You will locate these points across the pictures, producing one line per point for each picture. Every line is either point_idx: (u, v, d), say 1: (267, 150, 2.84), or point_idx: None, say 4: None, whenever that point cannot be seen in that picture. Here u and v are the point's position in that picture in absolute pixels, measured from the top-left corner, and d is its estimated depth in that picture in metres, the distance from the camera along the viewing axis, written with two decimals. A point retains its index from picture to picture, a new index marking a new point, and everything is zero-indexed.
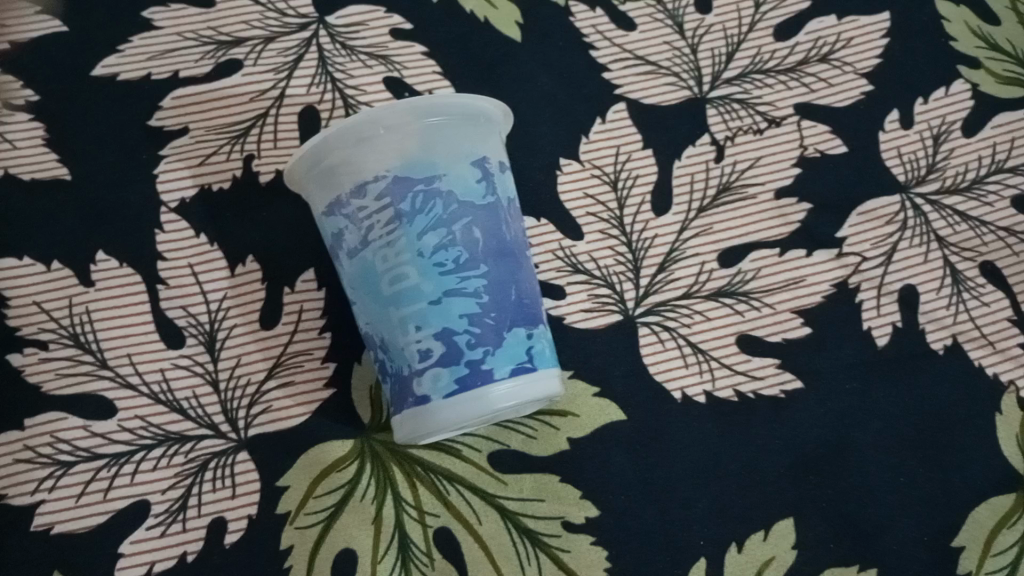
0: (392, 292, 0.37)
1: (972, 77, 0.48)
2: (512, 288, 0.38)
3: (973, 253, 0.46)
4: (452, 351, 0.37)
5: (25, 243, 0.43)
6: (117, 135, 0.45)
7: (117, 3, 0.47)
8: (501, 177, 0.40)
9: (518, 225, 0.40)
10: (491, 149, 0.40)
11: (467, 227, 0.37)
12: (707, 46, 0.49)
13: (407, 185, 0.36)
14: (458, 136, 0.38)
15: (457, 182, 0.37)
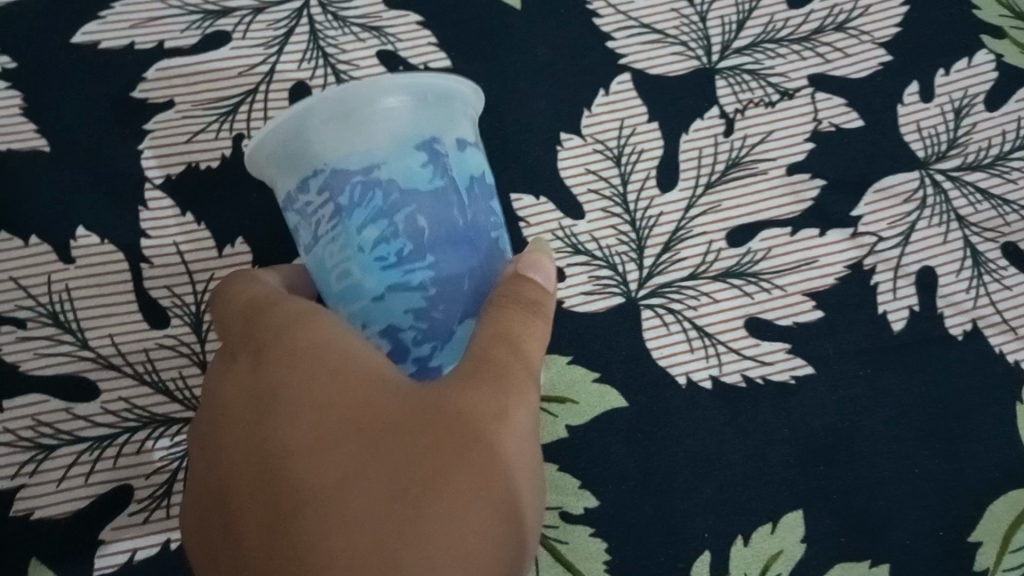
0: (339, 289, 0.33)
1: (995, 48, 0.46)
2: (471, 281, 0.32)
3: (996, 233, 0.44)
4: (399, 349, 0.32)
5: (3, 216, 0.42)
6: (99, 104, 0.43)
7: None
8: (460, 156, 0.33)
9: (487, 211, 0.34)
10: (449, 127, 0.34)
11: (412, 217, 0.32)
12: (717, 14, 0.46)
13: (344, 177, 0.32)
14: (400, 117, 0.32)
15: (398, 169, 0.32)
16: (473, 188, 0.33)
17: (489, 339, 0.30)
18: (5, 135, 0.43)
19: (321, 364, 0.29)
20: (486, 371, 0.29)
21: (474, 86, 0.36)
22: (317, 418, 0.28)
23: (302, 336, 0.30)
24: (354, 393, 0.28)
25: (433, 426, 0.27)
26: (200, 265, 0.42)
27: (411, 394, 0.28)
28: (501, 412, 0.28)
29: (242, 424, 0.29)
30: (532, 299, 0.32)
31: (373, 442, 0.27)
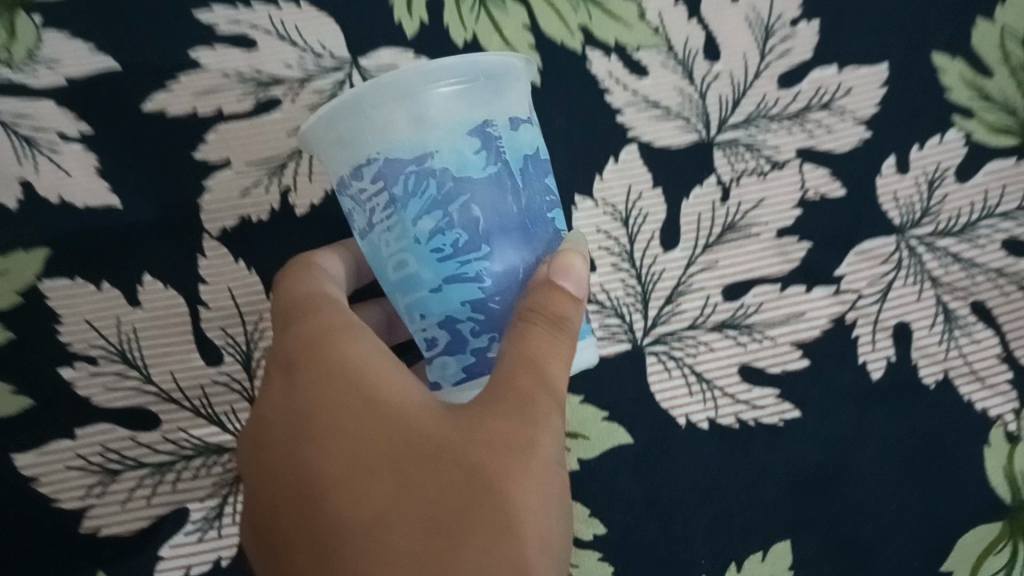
0: (398, 278, 0.35)
1: (965, 126, 0.50)
2: (523, 265, 0.35)
3: (965, 293, 0.49)
4: (458, 338, 0.35)
5: (78, 264, 0.47)
6: (165, 161, 0.48)
7: (158, 37, 0.48)
8: (513, 136, 0.35)
9: (540, 189, 0.36)
10: (499, 105, 0.35)
11: (465, 206, 0.34)
12: (715, 92, 0.49)
13: (397, 168, 0.33)
14: (457, 104, 0.34)
15: (452, 158, 0.33)
16: (526, 169, 0.35)
17: (515, 364, 0.33)
18: (79, 191, 0.48)
19: (353, 395, 0.33)
20: (508, 398, 0.32)
21: (518, 55, 0.37)
22: (353, 449, 0.32)
23: (337, 364, 0.34)
24: (386, 424, 0.32)
25: (461, 454, 0.31)
26: (251, 308, 0.48)
27: (438, 423, 0.32)
28: (525, 438, 0.31)
29: (280, 451, 0.33)
30: (558, 315, 0.34)
31: (406, 470, 0.31)
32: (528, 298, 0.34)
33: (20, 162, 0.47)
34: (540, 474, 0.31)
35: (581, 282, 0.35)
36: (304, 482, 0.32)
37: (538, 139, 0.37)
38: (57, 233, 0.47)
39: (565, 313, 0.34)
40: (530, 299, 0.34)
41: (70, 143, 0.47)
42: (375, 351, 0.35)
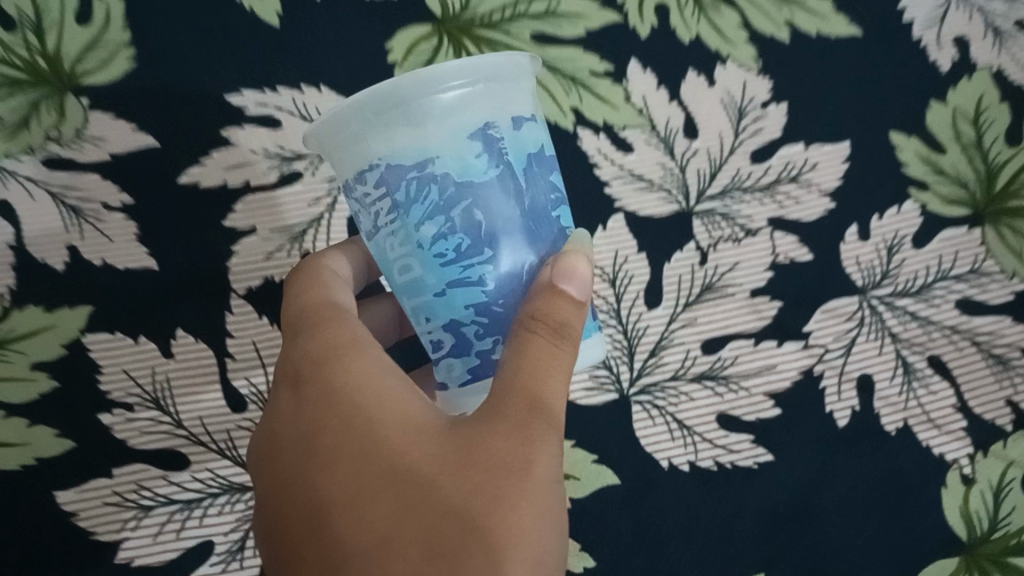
0: (402, 282, 0.35)
1: (920, 198, 0.55)
2: (528, 267, 0.35)
3: (922, 347, 0.54)
4: (463, 342, 0.35)
5: (118, 320, 0.52)
6: (198, 226, 0.53)
7: (194, 118, 0.53)
8: (516, 135, 0.35)
9: (546, 189, 0.36)
10: (502, 105, 0.35)
11: (468, 210, 0.34)
12: (693, 167, 0.54)
13: (398, 174, 0.33)
14: (457, 108, 0.33)
15: (453, 164, 0.33)
16: (529, 167, 0.35)
17: (519, 371, 0.32)
18: (120, 254, 0.53)
19: (356, 415, 0.33)
20: (509, 415, 0.31)
21: (524, 52, 0.36)
22: (354, 470, 0.31)
23: (339, 380, 0.34)
24: (387, 446, 0.31)
25: (460, 476, 0.30)
26: (273, 357, 0.53)
27: (440, 444, 0.31)
28: (526, 456, 0.31)
29: (289, 462, 0.33)
30: (560, 322, 0.33)
31: (405, 494, 0.30)
32: (532, 304, 0.34)
33: (67, 230, 0.52)
34: (543, 493, 0.31)
35: (586, 283, 0.34)
36: (310, 492, 0.32)
37: (544, 135, 0.37)
38: (99, 292, 0.52)
39: (569, 319, 0.34)
40: (534, 305, 0.34)
41: (113, 212, 0.53)
42: (379, 364, 0.34)
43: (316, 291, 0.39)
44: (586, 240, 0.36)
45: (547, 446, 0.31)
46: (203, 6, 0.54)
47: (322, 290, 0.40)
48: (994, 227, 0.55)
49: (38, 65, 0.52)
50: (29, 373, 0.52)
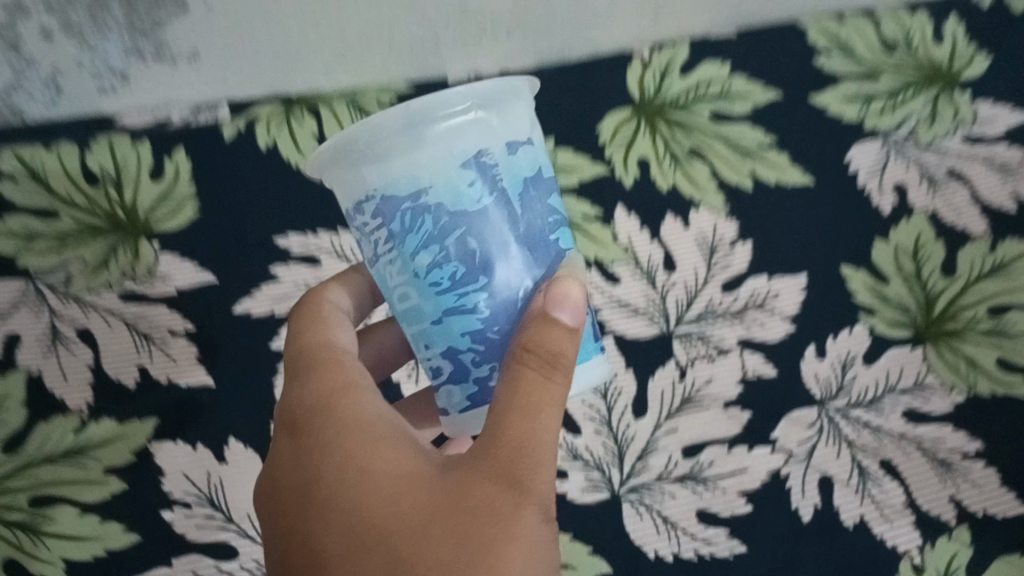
0: (403, 308, 0.41)
1: (869, 321, 0.63)
2: (519, 292, 0.40)
3: (874, 452, 0.62)
4: (461, 367, 0.41)
5: (179, 429, 0.61)
6: (248, 346, 0.62)
7: (248, 256, 0.62)
8: (509, 162, 0.39)
9: (542, 213, 0.40)
10: (496, 133, 0.39)
11: (461, 238, 0.38)
12: (672, 295, 0.63)
13: (394, 206, 0.38)
14: (450, 137, 0.38)
15: (446, 193, 0.38)
16: (523, 194, 0.40)
17: (510, 405, 0.37)
18: (182, 373, 0.62)
19: (354, 464, 0.38)
20: (494, 458, 0.36)
21: (515, 77, 0.41)
22: (357, 514, 0.36)
23: (340, 429, 0.39)
24: (385, 491, 0.37)
25: (449, 518, 0.35)
26: None
27: (432, 488, 0.37)
28: (511, 498, 0.36)
29: (291, 504, 0.39)
30: (549, 353, 0.38)
31: (402, 539, 0.35)
32: (525, 333, 0.38)
33: (138, 352, 0.61)
34: (527, 533, 0.35)
35: (575, 313, 0.39)
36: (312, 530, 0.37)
37: (540, 156, 0.41)
38: (163, 406, 0.61)
39: (560, 359, 0.38)
40: (525, 336, 0.38)
41: (178, 337, 0.62)
42: (376, 412, 0.40)
43: (311, 337, 0.45)
44: (573, 265, 0.41)
45: (532, 490, 0.36)
46: (257, 163, 0.63)
47: (316, 338, 0.45)
48: (935, 346, 0.63)
49: (117, 214, 0.62)
50: (103, 476, 0.60)
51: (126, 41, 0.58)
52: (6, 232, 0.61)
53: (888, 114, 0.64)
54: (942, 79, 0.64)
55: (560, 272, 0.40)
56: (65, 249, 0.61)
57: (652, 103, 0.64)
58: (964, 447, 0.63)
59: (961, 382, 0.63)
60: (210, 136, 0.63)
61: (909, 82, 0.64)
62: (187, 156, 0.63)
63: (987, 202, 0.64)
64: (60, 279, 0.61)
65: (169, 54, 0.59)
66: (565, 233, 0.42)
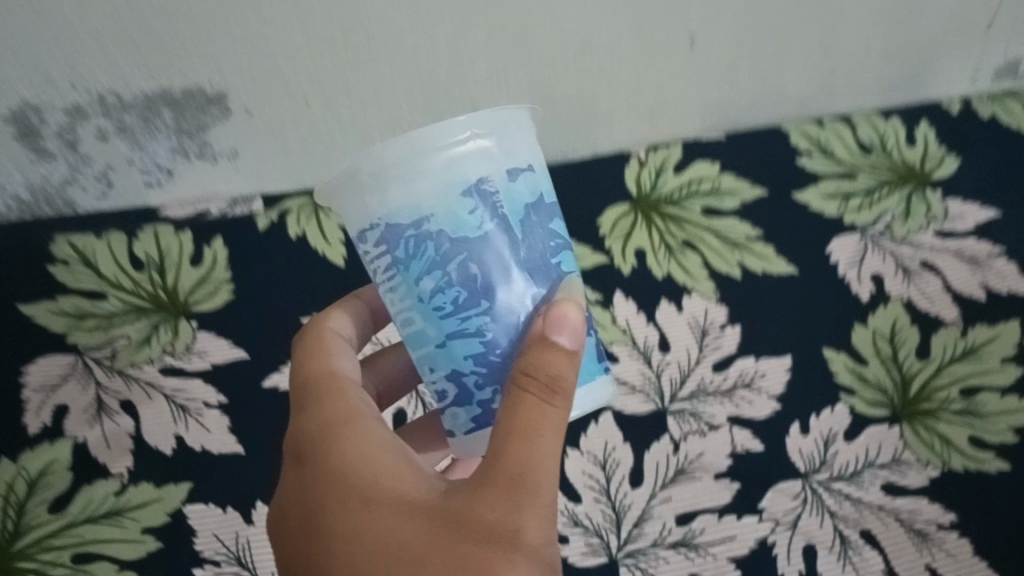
0: (408, 335, 0.40)
1: (850, 400, 0.66)
2: (521, 316, 0.39)
3: (855, 522, 0.63)
4: (465, 392, 0.39)
5: (211, 493, 0.63)
6: (275, 417, 0.64)
7: (272, 335, 0.67)
8: (510, 188, 0.39)
9: (543, 237, 0.40)
10: (496, 160, 0.39)
11: (463, 263, 0.38)
12: (666, 375, 0.67)
13: (397, 233, 0.38)
14: (450, 165, 0.37)
15: (447, 220, 0.37)
16: (524, 223, 0.39)
17: (510, 433, 0.36)
18: (215, 442, 0.64)
19: (357, 496, 0.37)
20: (492, 483, 0.35)
21: (516, 106, 0.40)
22: (357, 545, 0.36)
23: (340, 459, 0.39)
24: (384, 521, 0.36)
25: (448, 545, 0.35)
26: None
27: (430, 516, 0.36)
28: (511, 523, 0.35)
29: (299, 541, 0.38)
30: (549, 377, 0.36)
31: (401, 568, 0.35)
32: (525, 357, 0.37)
33: (175, 423, 0.64)
34: (529, 557, 0.34)
35: (575, 334, 0.37)
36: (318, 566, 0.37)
37: (541, 181, 0.41)
38: (198, 472, 0.63)
39: (564, 377, 0.37)
40: (525, 360, 0.37)
41: (212, 409, 0.65)
42: (374, 441, 0.39)
43: (316, 366, 0.45)
44: (575, 288, 0.40)
45: (533, 514, 0.35)
46: (288, 250, 0.69)
47: (320, 368, 0.44)
48: (910, 424, 0.65)
49: (160, 296, 0.67)
50: (140, 535, 0.61)
51: (174, 141, 0.66)
52: (59, 312, 0.66)
53: (866, 209, 0.71)
54: (914, 179, 0.72)
55: (560, 295, 0.39)
56: (112, 326, 0.66)
57: (648, 198, 0.73)
58: (938, 518, 0.63)
59: (935, 458, 0.64)
60: (246, 226, 0.70)
61: (884, 182, 0.72)
62: (225, 244, 0.69)
63: (959, 291, 0.68)
64: (107, 355, 0.66)
65: (212, 153, 0.67)
66: (568, 256, 0.41)
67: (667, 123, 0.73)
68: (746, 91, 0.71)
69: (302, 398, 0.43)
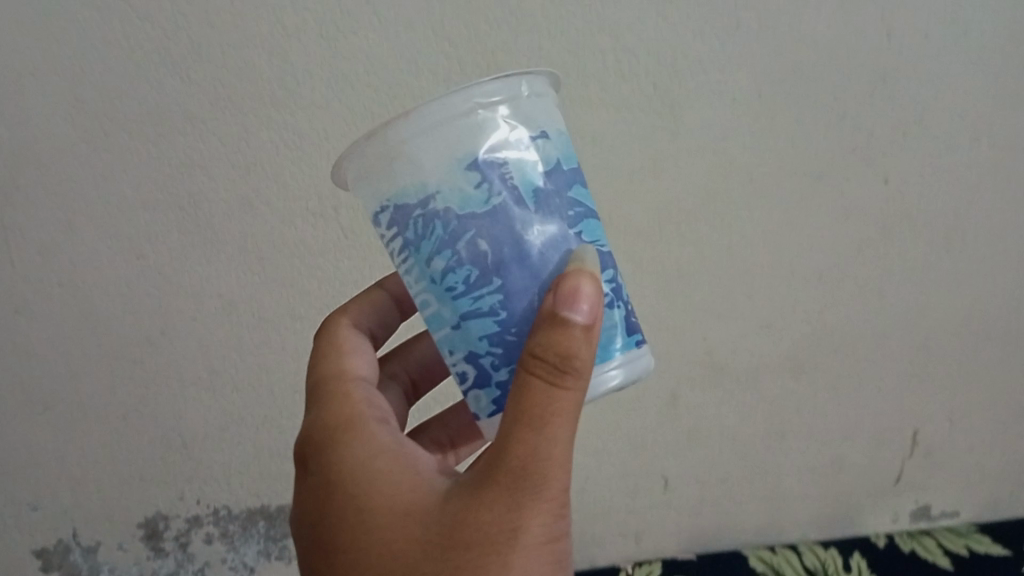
0: (428, 319, 0.39)
1: None
2: (534, 293, 0.38)
3: None
4: (482, 372, 0.38)
5: None
6: None
7: None
8: (521, 160, 0.38)
9: (560, 205, 0.39)
10: (505, 133, 0.38)
11: (472, 240, 0.37)
12: None
13: (408, 213, 0.38)
14: (455, 139, 0.37)
15: (454, 197, 0.37)
16: (539, 196, 0.38)
17: (514, 417, 0.35)
18: None
19: (353, 503, 0.38)
20: (494, 484, 0.35)
21: (529, 70, 0.40)
22: (358, 555, 0.37)
23: (350, 467, 0.40)
24: (381, 527, 0.37)
25: (439, 551, 0.35)
26: None
27: (427, 525, 0.36)
28: (506, 525, 0.34)
29: (306, 542, 0.40)
30: (557, 356, 0.34)
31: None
32: (536, 337, 0.35)
33: None
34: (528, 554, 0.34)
35: (590, 306, 0.35)
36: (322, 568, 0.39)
37: (560, 150, 0.40)
38: None
39: (578, 361, 0.35)
40: (536, 338, 0.35)
41: None
42: (370, 447, 0.40)
43: (326, 371, 0.47)
44: (590, 252, 0.38)
45: (534, 511, 0.34)
46: None
47: (330, 372, 0.47)
48: None
49: None
50: None
51: (262, 545, 0.82)
52: None
53: None
54: None
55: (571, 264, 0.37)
56: None
57: None
58: None
59: None
60: None
61: None
62: None
63: None
64: None
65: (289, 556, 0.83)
66: (589, 224, 0.40)
67: (666, 548, 0.86)
68: (752, 513, 0.85)
69: (313, 401, 0.46)
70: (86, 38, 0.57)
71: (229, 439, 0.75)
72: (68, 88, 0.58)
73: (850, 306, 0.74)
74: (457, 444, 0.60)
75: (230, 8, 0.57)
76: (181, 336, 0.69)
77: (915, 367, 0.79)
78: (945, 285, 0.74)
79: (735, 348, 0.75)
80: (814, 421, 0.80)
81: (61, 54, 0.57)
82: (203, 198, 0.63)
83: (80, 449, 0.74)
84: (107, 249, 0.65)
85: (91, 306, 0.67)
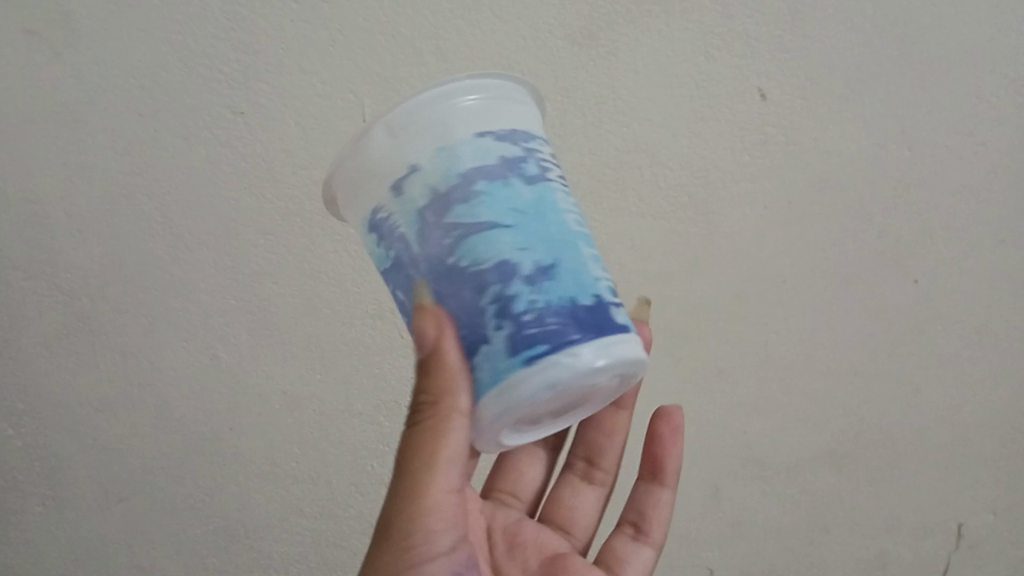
0: None
1: None
2: None
3: None
4: None
5: None
6: None
7: None
8: (400, 203, 0.42)
9: (439, 236, 0.40)
10: (386, 183, 0.42)
11: (395, 290, 0.44)
12: None
13: None
14: (366, 203, 0.44)
15: (376, 255, 0.44)
16: (420, 234, 0.41)
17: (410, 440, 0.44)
18: None
19: None
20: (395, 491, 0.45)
21: (397, 102, 0.42)
22: None
23: None
24: None
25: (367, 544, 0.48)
26: None
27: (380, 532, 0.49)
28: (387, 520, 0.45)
29: None
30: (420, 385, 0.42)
31: None
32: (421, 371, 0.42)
33: None
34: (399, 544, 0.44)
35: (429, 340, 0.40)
36: None
37: (438, 173, 0.41)
38: None
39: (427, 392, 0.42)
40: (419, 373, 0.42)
41: None
42: None
43: None
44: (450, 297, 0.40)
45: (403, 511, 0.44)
46: None
47: None
48: None
49: None
50: None
51: None
52: None
53: None
54: None
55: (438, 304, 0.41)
56: None
57: None
58: None
59: None
60: None
61: None
62: None
63: None
64: None
65: None
66: (471, 243, 0.40)
67: None
68: None
69: None
70: (174, 163, 0.63)
71: (289, 529, 0.77)
72: (156, 206, 0.65)
73: (887, 401, 0.76)
74: (594, 461, 0.62)
75: (302, 135, 0.63)
76: (248, 432, 0.73)
77: (961, 461, 0.79)
78: (984, 382, 0.76)
79: (773, 441, 0.77)
80: (866, 512, 0.80)
81: (150, 176, 0.64)
82: (273, 303, 0.68)
83: (150, 542, 0.77)
84: (184, 351, 0.70)
85: (166, 404, 0.72)
